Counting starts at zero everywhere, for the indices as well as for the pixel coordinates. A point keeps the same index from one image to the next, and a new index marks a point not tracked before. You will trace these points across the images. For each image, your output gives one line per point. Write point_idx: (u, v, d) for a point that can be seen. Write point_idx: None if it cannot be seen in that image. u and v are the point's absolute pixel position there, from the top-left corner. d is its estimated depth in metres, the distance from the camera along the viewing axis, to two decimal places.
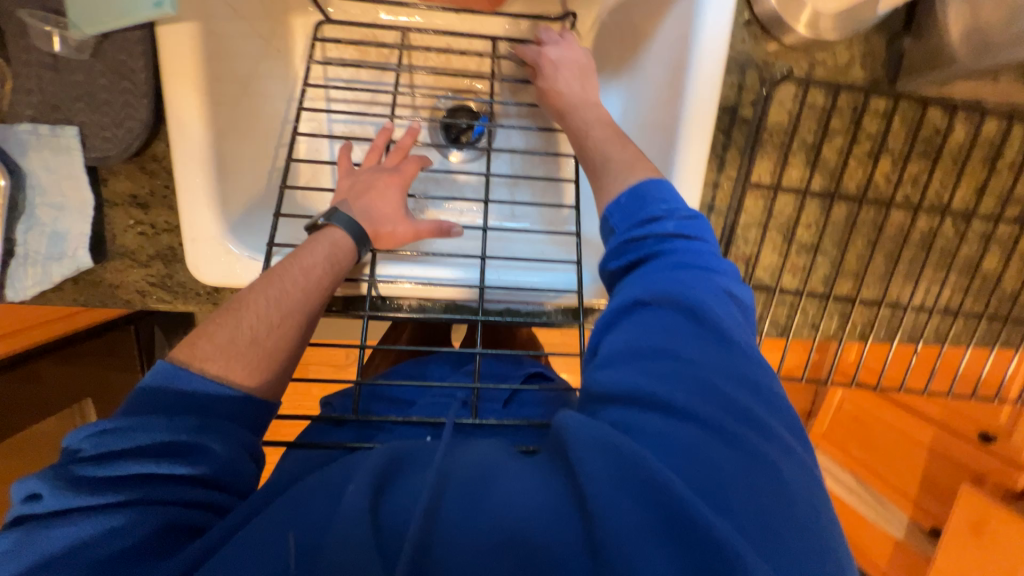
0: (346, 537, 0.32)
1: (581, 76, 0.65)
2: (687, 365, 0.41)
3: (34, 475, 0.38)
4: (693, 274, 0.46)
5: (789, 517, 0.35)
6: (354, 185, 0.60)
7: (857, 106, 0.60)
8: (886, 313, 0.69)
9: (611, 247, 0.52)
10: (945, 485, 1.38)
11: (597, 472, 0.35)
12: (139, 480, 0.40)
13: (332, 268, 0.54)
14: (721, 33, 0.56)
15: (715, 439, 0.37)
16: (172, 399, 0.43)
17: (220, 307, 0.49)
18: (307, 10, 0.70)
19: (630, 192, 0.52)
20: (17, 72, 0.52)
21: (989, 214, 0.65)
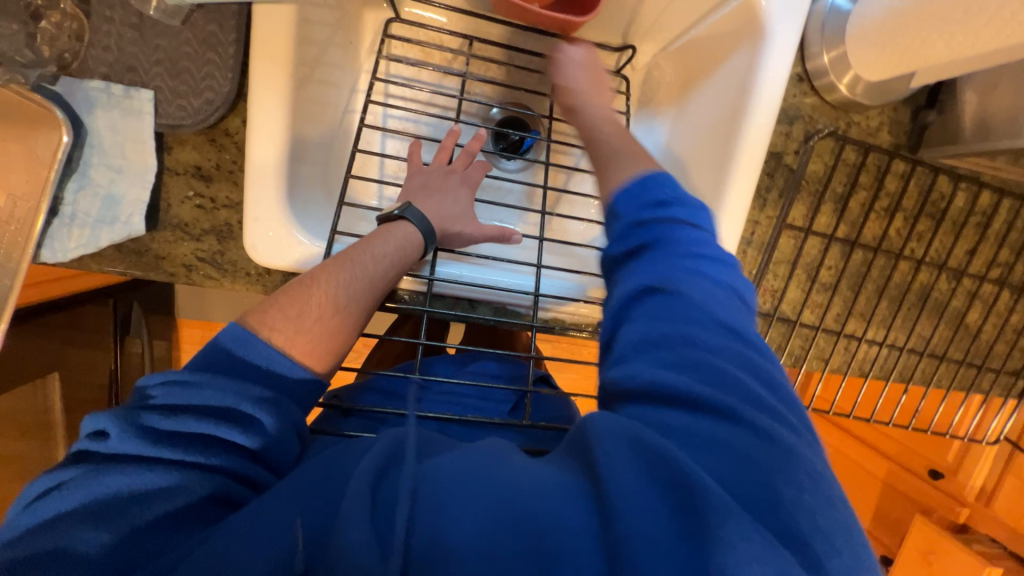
0: (352, 540, 0.29)
1: (591, 73, 0.65)
2: (704, 358, 0.40)
3: (105, 412, 0.37)
4: (703, 261, 0.46)
5: (813, 513, 0.34)
6: (425, 183, 0.62)
7: (881, 166, 0.68)
8: (885, 353, 0.76)
9: (617, 232, 0.50)
10: (896, 516, 1.49)
11: (621, 469, 0.33)
12: (196, 441, 0.38)
13: (400, 261, 0.54)
14: (777, 86, 0.62)
15: (741, 430, 0.36)
16: (235, 364, 0.42)
17: (288, 282, 0.48)
18: (380, 7, 0.71)
19: (639, 182, 0.52)
20: (97, 27, 0.50)
21: (977, 273, 0.74)
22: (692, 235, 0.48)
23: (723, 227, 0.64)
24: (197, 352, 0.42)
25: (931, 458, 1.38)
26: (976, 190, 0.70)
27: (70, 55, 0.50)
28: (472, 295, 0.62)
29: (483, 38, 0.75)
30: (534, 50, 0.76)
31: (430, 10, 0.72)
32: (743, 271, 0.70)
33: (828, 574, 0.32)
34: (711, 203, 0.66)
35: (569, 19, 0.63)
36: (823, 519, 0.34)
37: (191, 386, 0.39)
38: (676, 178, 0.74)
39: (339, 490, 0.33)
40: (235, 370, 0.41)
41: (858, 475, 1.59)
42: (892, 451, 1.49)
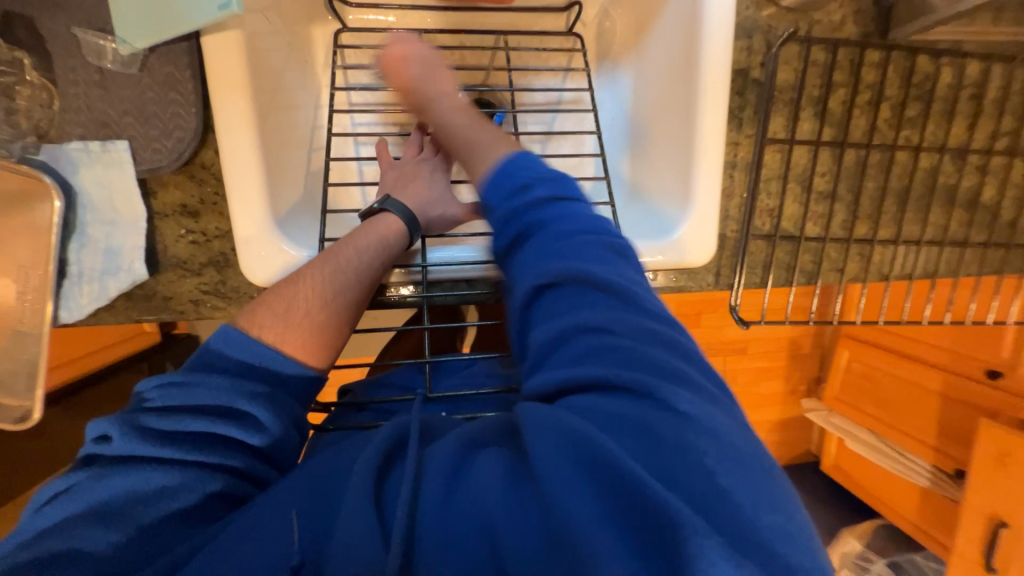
0: (349, 545, 0.34)
1: (428, 66, 0.64)
2: (602, 339, 0.39)
3: (106, 417, 0.41)
4: (593, 234, 0.45)
5: (749, 479, 0.33)
6: (401, 176, 0.63)
7: (855, 59, 0.66)
8: (903, 252, 0.73)
9: (494, 224, 0.50)
10: (961, 427, 1.42)
11: (539, 462, 0.34)
12: (195, 441, 0.42)
13: (384, 251, 0.55)
14: (726, 2, 0.61)
15: (662, 411, 0.35)
16: (231, 367, 0.45)
17: (278, 283, 0.51)
18: (326, 20, 0.73)
19: (502, 170, 0.51)
20: (64, 91, 0.52)
21: (982, 148, 0.71)
22: (557, 216, 0.46)
23: (700, 156, 0.64)
24: (192, 357, 0.46)
25: (984, 357, 1.32)
26: (959, 64, 0.67)
27: (46, 123, 0.53)
28: (466, 275, 0.63)
29: (430, 28, 0.75)
30: (482, 28, 0.77)
31: (373, 13, 0.73)
32: (735, 196, 0.68)
33: (766, 528, 0.31)
34: (684, 138, 0.65)
35: None
36: (741, 465, 0.33)
37: (185, 390, 0.43)
38: (644, 126, 0.74)
39: (338, 495, 0.37)
40: (236, 370, 0.45)
41: (913, 394, 1.54)
42: (943, 360, 1.44)
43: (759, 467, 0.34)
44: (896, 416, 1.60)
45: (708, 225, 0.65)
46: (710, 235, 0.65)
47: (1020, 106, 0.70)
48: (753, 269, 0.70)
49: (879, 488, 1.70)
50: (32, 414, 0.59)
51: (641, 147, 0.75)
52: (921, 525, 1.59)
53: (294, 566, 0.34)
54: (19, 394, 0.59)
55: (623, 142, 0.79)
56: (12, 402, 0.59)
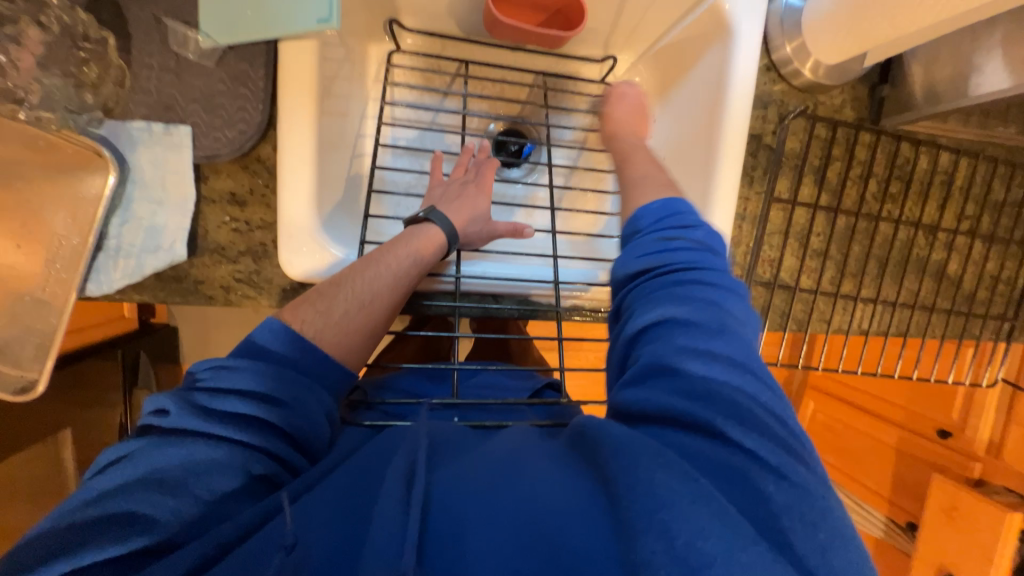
0: (379, 543, 0.33)
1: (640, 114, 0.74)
2: (718, 384, 0.42)
3: (163, 393, 0.43)
4: (713, 291, 0.48)
5: (813, 547, 0.36)
6: (445, 192, 0.67)
7: (851, 138, 0.75)
8: (881, 311, 0.82)
9: (633, 247, 0.53)
10: (912, 481, 1.52)
11: (637, 476, 0.36)
12: (241, 421, 0.43)
13: (422, 261, 0.58)
14: (748, 77, 0.70)
15: (744, 457, 0.38)
16: (273, 354, 0.46)
17: (320, 282, 0.53)
18: (381, 40, 0.77)
19: (662, 201, 0.56)
20: (137, 73, 0.54)
21: (949, 227, 0.81)
22: (687, 262, 0.50)
23: (716, 207, 0.71)
24: (239, 344, 0.47)
25: (937, 419, 1.42)
26: (933, 154, 0.78)
27: (113, 100, 0.54)
28: (495, 290, 0.66)
29: (477, 60, 0.81)
30: (524, 66, 0.83)
31: (427, 39, 0.78)
32: (741, 244, 0.75)
33: None
34: (703, 189, 0.73)
35: (559, 34, 0.70)
36: (813, 527, 0.36)
37: (239, 371, 0.44)
38: (664, 174, 0.82)
39: (367, 496, 0.38)
40: (271, 358, 0.46)
41: (871, 447, 1.63)
42: (900, 419, 1.55)
43: (832, 533, 0.37)
44: (856, 467, 1.69)
45: None
46: None
47: (981, 196, 0.81)
48: (752, 312, 0.77)
49: None
50: (36, 386, 0.57)
51: None
52: None
53: (286, 546, 0.35)
54: (26, 364, 0.57)
55: None
56: (16, 372, 0.57)
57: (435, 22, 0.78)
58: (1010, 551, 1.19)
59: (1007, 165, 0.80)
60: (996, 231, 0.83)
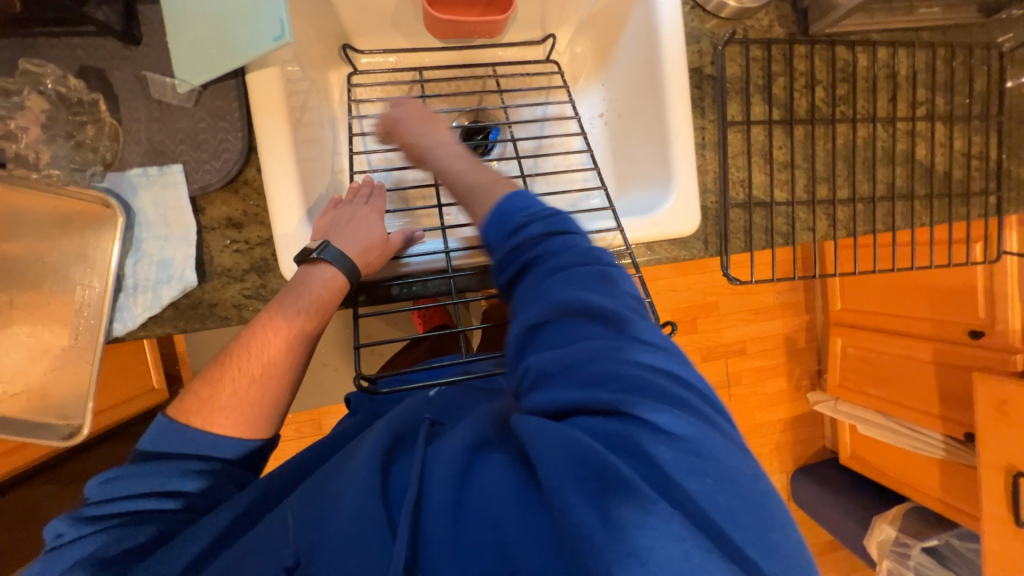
0: (349, 547, 0.39)
1: (468, 122, 0.69)
2: (620, 367, 0.41)
3: (59, 517, 0.48)
4: (600, 277, 0.46)
5: (741, 495, 0.37)
6: (335, 221, 0.64)
7: (786, 53, 0.79)
8: (864, 208, 0.83)
9: (498, 260, 0.50)
10: (960, 389, 1.47)
11: (562, 474, 0.37)
12: (142, 514, 0.49)
13: (319, 312, 0.57)
14: (675, 17, 0.75)
15: (639, 427, 0.39)
16: (165, 449, 0.51)
17: (207, 366, 0.55)
18: (339, 66, 0.84)
19: (499, 206, 0.53)
20: (127, 127, 0.61)
21: (906, 116, 0.84)
22: (562, 256, 0.48)
23: (674, 143, 0.74)
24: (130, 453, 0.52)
25: (965, 321, 1.41)
26: (870, 51, 0.81)
27: (110, 155, 0.60)
28: (485, 260, 0.70)
29: (429, 66, 0.88)
30: (472, 62, 0.89)
31: (380, 57, 0.85)
32: (709, 171, 0.78)
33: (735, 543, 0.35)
34: (658, 131, 0.77)
35: (496, 19, 0.76)
36: (720, 483, 0.37)
37: (124, 478, 0.50)
38: (623, 127, 0.86)
39: (334, 502, 0.43)
40: (189, 452, 0.51)
41: (907, 367, 1.60)
42: (930, 332, 1.53)
43: (734, 482, 0.37)
44: (899, 392, 1.64)
45: (689, 199, 0.74)
46: (693, 207, 0.75)
47: (929, 80, 0.83)
48: (737, 234, 0.79)
49: (900, 470, 1.70)
50: (82, 430, 0.61)
51: (621, 145, 0.86)
52: (947, 499, 1.58)
53: (290, 566, 0.41)
54: (68, 411, 0.61)
55: (606, 145, 0.90)
56: (61, 421, 0.61)
57: (384, 40, 0.85)
58: None
59: (945, 46, 0.83)
60: (954, 110, 0.85)
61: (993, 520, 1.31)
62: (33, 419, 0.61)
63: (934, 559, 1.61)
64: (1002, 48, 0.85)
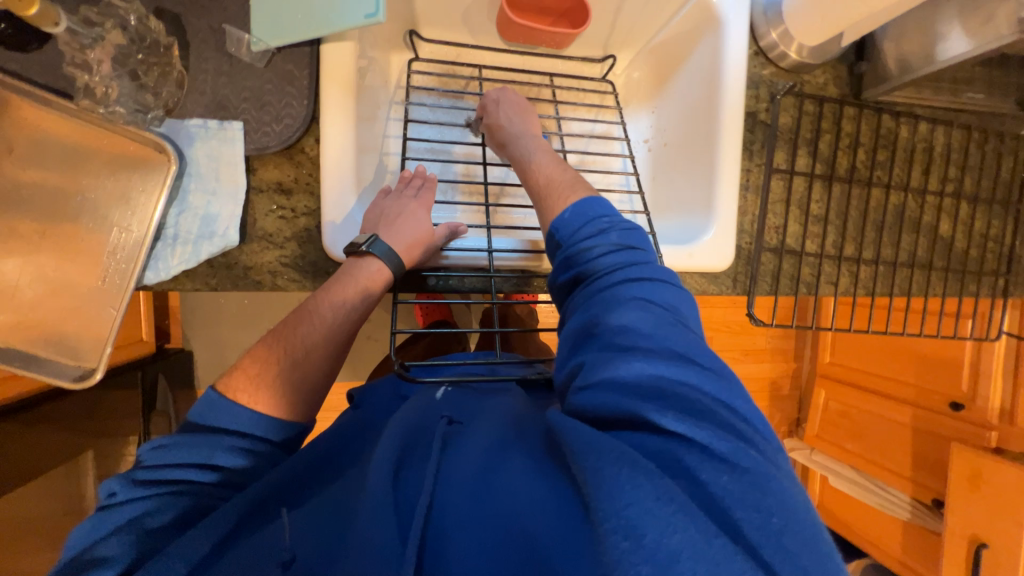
0: (361, 546, 0.40)
1: (520, 112, 0.71)
2: (673, 382, 0.42)
3: (112, 478, 0.50)
4: (647, 288, 0.50)
5: (802, 536, 0.35)
6: (382, 212, 0.63)
7: (836, 113, 0.82)
8: (885, 271, 0.86)
9: (559, 263, 0.56)
10: (933, 456, 1.52)
11: (607, 474, 0.36)
12: (183, 486, 0.50)
13: (360, 305, 0.58)
14: (739, 60, 0.77)
15: (695, 450, 0.38)
16: (211, 425, 0.52)
17: (256, 342, 0.57)
18: (402, 50, 0.84)
19: (574, 208, 0.57)
20: (194, 76, 0.60)
21: (936, 190, 0.88)
22: (614, 266, 0.52)
23: (720, 181, 0.76)
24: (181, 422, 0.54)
25: (947, 392, 1.46)
26: (912, 124, 0.85)
27: (173, 101, 0.60)
28: (525, 265, 0.70)
29: (489, 65, 0.88)
30: (531, 69, 0.90)
31: (443, 48, 0.86)
32: (747, 213, 0.81)
33: None
34: (706, 168, 0.79)
35: (567, 32, 0.78)
36: (778, 515, 0.36)
37: (175, 448, 0.51)
38: (670, 156, 0.87)
39: (354, 501, 0.45)
40: (227, 427, 0.52)
41: (887, 428, 1.65)
42: (911, 397, 1.58)
43: (789, 513, 0.36)
44: (876, 451, 1.69)
45: (727, 237, 0.76)
46: (729, 247, 0.76)
47: (961, 161, 0.88)
48: (764, 277, 0.81)
49: (866, 527, 1.74)
50: (94, 373, 0.60)
51: (664, 174, 0.88)
52: (906, 561, 1.62)
53: (285, 562, 0.42)
54: (83, 353, 0.60)
55: (649, 170, 0.91)
56: (72, 361, 0.60)
57: (449, 32, 0.86)
58: None
59: (980, 131, 0.87)
60: (979, 192, 0.89)
61: None
62: (43, 355, 0.59)
63: None
64: None
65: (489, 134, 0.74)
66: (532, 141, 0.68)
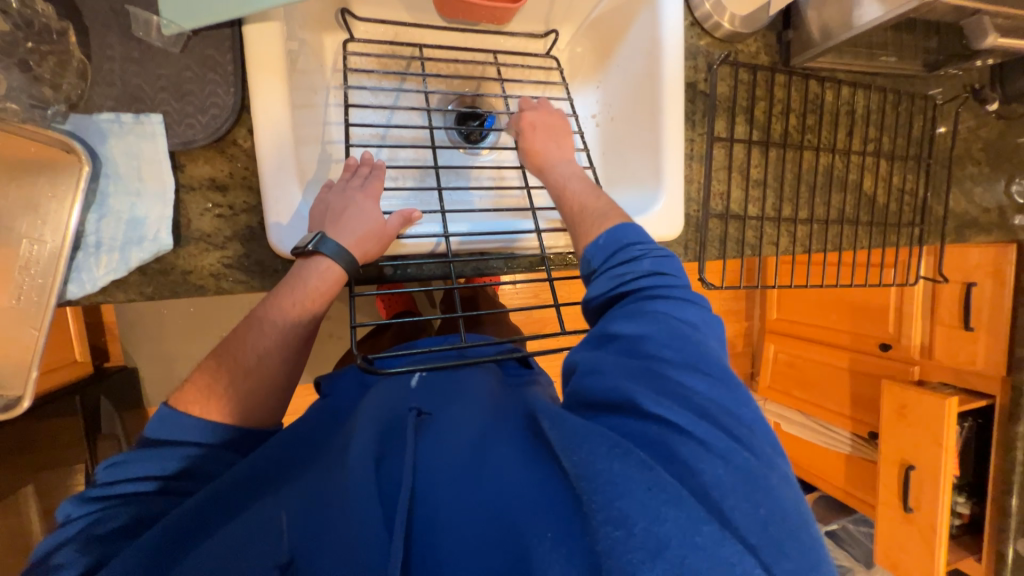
0: (348, 540, 0.40)
1: (555, 136, 0.71)
2: (681, 387, 0.44)
3: (63, 499, 0.48)
4: (674, 306, 0.50)
5: (785, 523, 0.39)
6: (328, 208, 0.60)
7: (768, 81, 0.86)
8: (819, 229, 0.93)
9: (593, 285, 0.54)
10: (867, 394, 1.68)
11: (600, 466, 0.39)
12: (135, 499, 0.48)
13: (312, 305, 0.56)
14: (677, 33, 0.79)
15: (691, 441, 0.41)
16: (164, 437, 0.50)
17: (205, 356, 0.54)
18: (335, 30, 0.80)
19: (606, 234, 0.56)
20: (98, 66, 0.55)
21: (860, 150, 0.95)
22: (652, 288, 0.51)
23: (666, 153, 0.79)
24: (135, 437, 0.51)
25: (878, 335, 1.61)
26: (836, 89, 0.91)
27: (77, 95, 0.54)
28: (483, 248, 0.70)
29: (429, 44, 0.85)
30: (474, 47, 0.88)
31: (379, 28, 0.82)
32: (693, 181, 0.84)
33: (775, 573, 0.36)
34: (653, 141, 0.80)
35: (507, 7, 0.76)
36: (767, 507, 0.39)
37: (127, 463, 0.49)
38: (618, 130, 0.88)
39: (334, 490, 0.43)
40: (182, 439, 0.50)
41: (830, 374, 1.80)
42: (847, 342, 1.73)
43: (780, 510, 0.39)
44: (820, 395, 1.85)
45: (676, 206, 0.79)
46: (678, 217, 0.79)
47: (879, 121, 0.95)
48: (713, 242, 0.85)
49: (814, 464, 1.92)
50: (21, 402, 0.54)
51: (614, 148, 0.89)
52: (850, 490, 1.80)
53: (281, 565, 0.40)
54: (4, 381, 0.54)
55: (598, 146, 0.92)
56: None
57: (384, 10, 0.81)
58: (954, 432, 1.34)
59: (895, 93, 0.95)
60: (895, 150, 0.97)
61: (886, 506, 1.55)
62: None
63: (835, 541, 1.84)
64: (936, 100, 0.98)
65: (522, 158, 0.72)
66: (571, 167, 0.68)
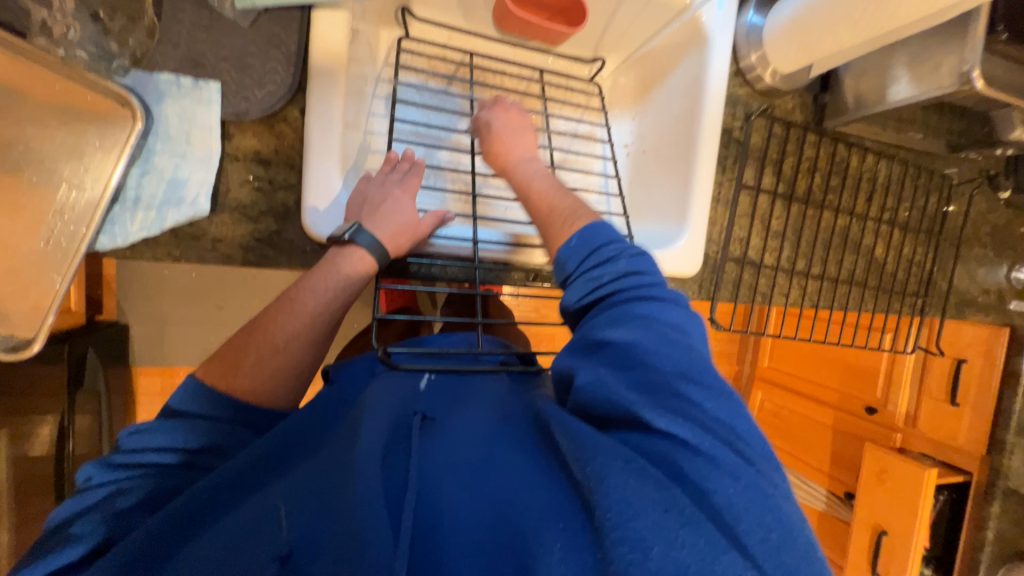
0: (349, 535, 0.38)
1: (515, 134, 0.70)
2: (686, 406, 0.45)
3: (91, 461, 0.49)
4: (657, 307, 0.51)
5: (795, 547, 0.39)
6: (367, 199, 0.61)
7: (800, 138, 0.89)
8: (828, 286, 0.95)
9: (572, 287, 0.55)
10: (848, 454, 1.70)
11: (614, 482, 0.39)
12: (158, 470, 0.48)
13: (343, 292, 0.56)
14: (721, 79, 0.81)
15: (703, 462, 0.42)
16: (191, 409, 0.51)
17: (235, 332, 0.54)
18: (392, 26, 0.81)
19: (580, 235, 0.57)
20: (167, 27, 0.56)
21: (876, 217, 0.98)
22: (630, 287, 0.53)
23: (695, 193, 0.81)
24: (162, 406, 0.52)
25: (865, 397, 1.64)
26: (861, 155, 0.94)
27: (140, 51, 0.55)
28: (507, 258, 0.70)
29: (480, 53, 0.87)
30: (522, 62, 0.90)
31: (434, 30, 0.84)
32: (716, 224, 0.87)
33: None
34: (683, 179, 0.83)
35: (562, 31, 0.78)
36: (778, 529, 0.39)
37: (152, 432, 0.49)
38: (649, 163, 0.90)
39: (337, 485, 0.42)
40: (198, 412, 0.51)
41: (814, 429, 1.82)
42: (834, 400, 1.75)
43: (790, 533, 0.39)
44: (801, 448, 1.87)
45: (697, 245, 0.81)
46: (697, 257, 0.81)
47: (898, 193, 0.98)
48: (726, 285, 0.87)
49: None
50: (30, 345, 0.54)
51: (642, 179, 0.91)
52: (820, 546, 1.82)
53: (281, 557, 0.39)
54: (16, 322, 0.54)
55: (628, 175, 0.94)
56: (3, 330, 0.54)
57: (442, 14, 0.83)
58: (928, 501, 1.35)
59: (915, 167, 0.98)
60: (909, 221, 1.00)
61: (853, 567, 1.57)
62: None
63: None
64: (953, 180, 1.01)
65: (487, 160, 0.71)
66: (535, 165, 0.67)
